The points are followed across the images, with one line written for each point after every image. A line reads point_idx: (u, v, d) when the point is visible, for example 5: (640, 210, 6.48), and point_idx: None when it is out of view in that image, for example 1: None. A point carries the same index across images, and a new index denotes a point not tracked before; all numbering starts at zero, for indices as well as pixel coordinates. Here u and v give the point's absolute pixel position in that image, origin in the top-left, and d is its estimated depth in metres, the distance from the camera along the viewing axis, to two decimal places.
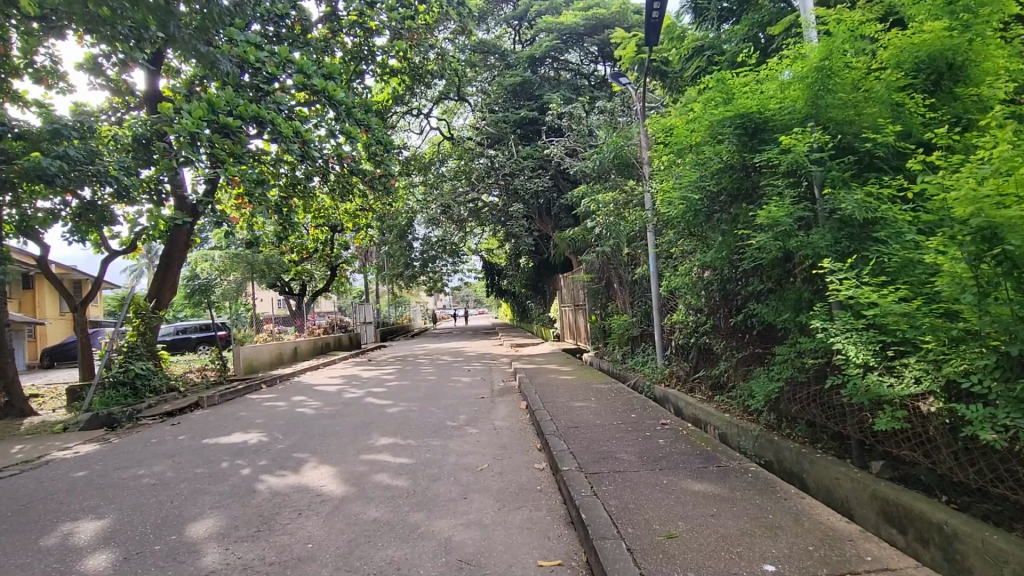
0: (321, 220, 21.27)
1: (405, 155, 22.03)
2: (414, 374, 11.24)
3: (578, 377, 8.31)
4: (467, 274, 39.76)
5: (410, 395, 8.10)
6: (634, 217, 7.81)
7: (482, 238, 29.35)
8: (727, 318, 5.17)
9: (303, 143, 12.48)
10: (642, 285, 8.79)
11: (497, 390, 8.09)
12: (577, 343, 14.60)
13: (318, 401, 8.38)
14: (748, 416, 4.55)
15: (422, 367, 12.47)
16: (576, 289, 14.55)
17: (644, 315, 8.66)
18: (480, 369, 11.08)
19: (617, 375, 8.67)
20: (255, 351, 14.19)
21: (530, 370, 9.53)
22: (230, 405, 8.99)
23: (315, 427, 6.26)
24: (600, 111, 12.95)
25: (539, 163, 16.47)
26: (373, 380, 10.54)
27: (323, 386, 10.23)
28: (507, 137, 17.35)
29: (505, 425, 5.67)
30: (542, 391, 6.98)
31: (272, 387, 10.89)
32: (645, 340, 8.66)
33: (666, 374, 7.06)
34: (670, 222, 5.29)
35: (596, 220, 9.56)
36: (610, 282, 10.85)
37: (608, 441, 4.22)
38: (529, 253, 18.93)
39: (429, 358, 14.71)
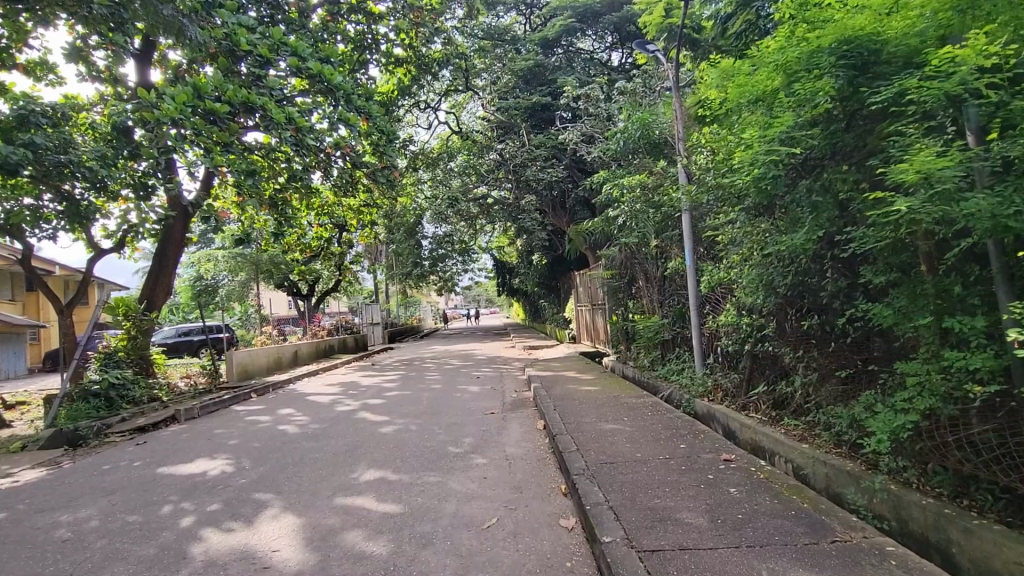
0: (325, 217, 20.40)
1: (412, 148, 21.11)
2: (417, 381, 10.24)
3: (603, 388, 7.22)
4: (477, 273, 38.78)
5: (409, 409, 7.06)
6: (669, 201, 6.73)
7: (493, 235, 28.32)
8: (803, 320, 4.08)
9: (297, 131, 11.45)
10: (674, 281, 7.68)
11: (509, 403, 7.04)
12: (595, 346, 13.49)
13: (305, 416, 7.38)
14: (840, 451, 3.49)
15: (427, 373, 11.41)
16: (594, 288, 13.45)
17: (677, 315, 7.55)
18: (490, 376, 10.02)
19: (647, 385, 7.58)
20: (251, 355, 13.27)
21: (547, 378, 8.48)
22: (210, 419, 8.00)
23: (292, 453, 5.24)
24: (620, 93, 11.84)
25: (553, 153, 15.38)
26: (372, 389, 9.53)
27: (317, 396, 9.24)
28: (519, 126, 16.28)
29: (519, 454, 4.60)
30: (562, 406, 5.92)
31: (262, 397, 9.92)
32: (679, 344, 7.56)
33: (710, 388, 5.96)
34: (727, 197, 4.24)
35: (619, 208, 8.49)
36: (634, 278, 9.76)
37: (657, 490, 3.14)
38: (542, 249, 17.84)
39: (436, 363, 13.67)
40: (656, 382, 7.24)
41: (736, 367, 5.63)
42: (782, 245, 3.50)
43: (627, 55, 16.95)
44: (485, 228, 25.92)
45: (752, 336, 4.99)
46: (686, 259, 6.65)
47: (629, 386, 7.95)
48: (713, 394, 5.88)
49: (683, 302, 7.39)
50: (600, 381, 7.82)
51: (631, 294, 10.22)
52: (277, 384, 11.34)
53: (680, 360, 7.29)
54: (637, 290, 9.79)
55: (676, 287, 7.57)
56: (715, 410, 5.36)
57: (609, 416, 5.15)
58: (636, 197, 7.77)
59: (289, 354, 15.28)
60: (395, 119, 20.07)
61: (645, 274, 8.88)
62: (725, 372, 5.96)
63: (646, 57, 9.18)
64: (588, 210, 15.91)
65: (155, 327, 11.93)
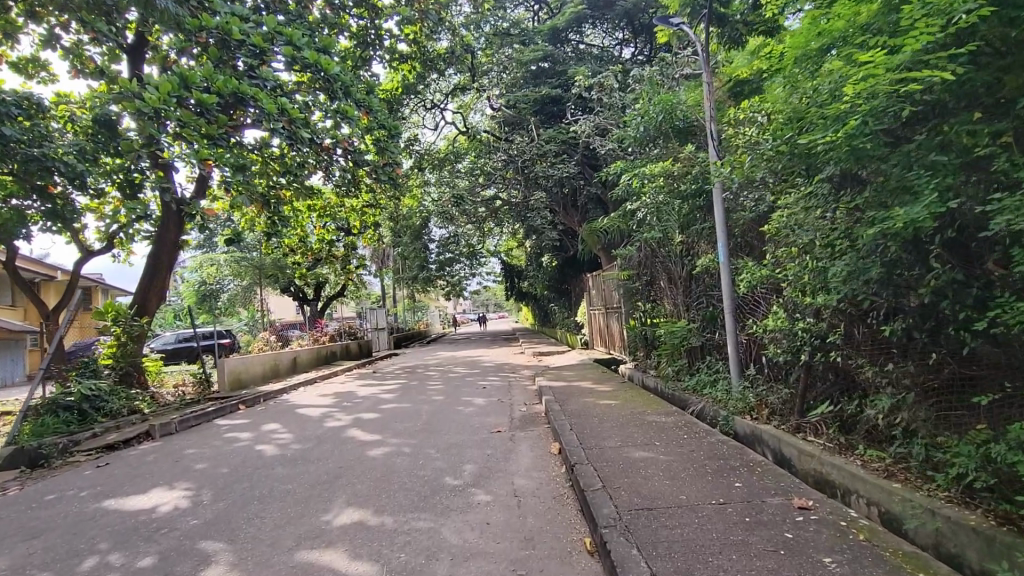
0: (327, 219, 19.73)
1: (417, 147, 20.41)
2: (419, 391, 9.44)
3: (625, 401, 6.37)
4: (485, 276, 37.97)
5: (406, 426, 6.26)
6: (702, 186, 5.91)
7: (501, 238, 27.51)
8: (884, 326, 3.26)
9: (290, 123, 10.71)
10: (704, 281, 6.83)
11: (518, 420, 6.21)
12: (611, 352, 12.60)
13: (290, 432, 6.59)
14: (957, 499, 2.69)
15: (429, 383, 10.60)
16: (609, 290, 12.59)
17: (708, 320, 6.70)
18: (497, 387, 9.19)
19: (674, 398, 6.73)
20: (245, 362, 12.53)
21: (560, 389, 7.64)
22: (187, 435, 7.25)
23: (262, 483, 4.45)
24: (637, 80, 11.04)
25: (564, 149, 14.54)
26: (369, 400, 8.75)
27: (308, 408, 8.46)
28: (527, 121, 15.47)
29: (531, 490, 3.76)
30: (580, 425, 5.10)
31: (250, 409, 9.15)
32: (711, 352, 6.70)
33: (753, 404, 5.12)
34: (793, 166, 3.51)
35: (639, 201, 7.67)
36: (654, 278, 8.93)
37: (717, 557, 2.32)
38: (553, 250, 17.00)
39: (440, 371, 12.86)
40: (685, 395, 6.39)
41: (787, 380, 4.77)
42: (876, 221, 2.74)
43: (640, 47, 16.14)
44: (493, 230, 25.12)
45: (811, 344, 4.16)
46: (720, 255, 5.84)
47: (652, 398, 7.10)
48: (758, 411, 5.03)
49: (715, 304, 6.53)
50: (622, 393, 6.97)
51: (652, 296, 9.36)
52: (270, 394, 10.61)
53: (713, 370, 6.44)
54: (659, 292, 8.93)
55: (706, 288, 6.72)
56: (764, 432, 4.53)
57: (637, 439, 4.32)
58: (660, 187, 6.98)
59: (287, 361, 14.56)
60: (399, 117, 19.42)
61: (669, 274, 8.03)
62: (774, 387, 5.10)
63: (666, 38, 8.40)
64: (601, 208, 15.05)
65: (144, 333, 11.26)
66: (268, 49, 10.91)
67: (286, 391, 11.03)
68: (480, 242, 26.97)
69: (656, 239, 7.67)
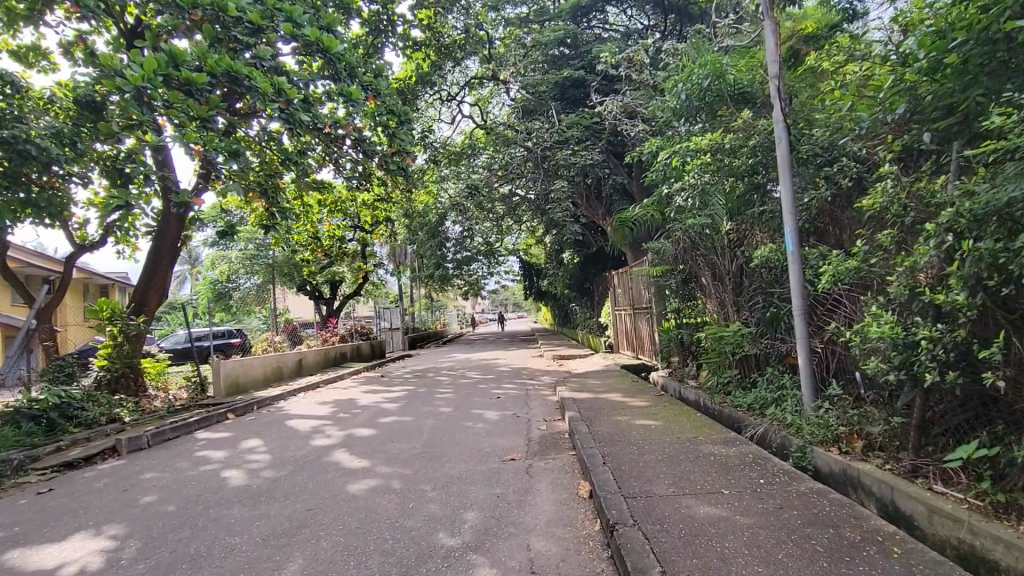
0: (338, 213, 18.91)
1: (432, 139, 19.51)
2: (425, 400, 8.44)
3: (666, 420, 5.27)
4: (503, 276, 36.93)
5: (402, 448, 5.22)
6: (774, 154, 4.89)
7: (519, 235, 26.46)
8: None
9: (287, 104, 9.79)
10: (759, 276, 5.73)
11: (537, 443, 5.14)
12: (639, 357, 11.45)
13: (269, 452, 5.62)
14: None
15: (439, 390, 9.57)
16: (637, 289, 11.44)
17: (767, 323, 5.58)
18: (514, 397, 8.12)
19: (725, 417, 5.61)
20: (245, 365, 11.66)
21: (587, 403, 6.56)
22: (157, 452, 6.33)
23: (206, 532, 3.45)
24: (670, 54, 9.92)
25: (588, 136, 13.39)
26: (368, 411, 7.75)
27: (299, 420, 7.50)
28: (547, 107, 14.37)
29: (553, 564, 2.70)
30: (615, 457, 4.02)
31: (239, 418, 8.22)
32: (770, 362, 5.58)
33: (843, 434, 4.00)
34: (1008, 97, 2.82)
35: (681, 183, 6.56)
36: (693, 274, 7.81)
37: None
38: (574, 246, 15.92)
39: (452, 376, 11.85)
40: (743, 416, 5.27)
41: (892, 405, 3.65)
42: None
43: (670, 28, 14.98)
44: (511, 227, 24.05)
45: (938, 361, 3.04)
46: (788, 245, 4.78)
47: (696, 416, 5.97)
48: (851, 444, 3.91)
49: (776, 304, 5.43)
50: (662, 408, 5.85)
51: (691, 295, 8.21)
52: (266, 401, 9.69)
53: (775, 384, 5.33)
54: (700, 290, 7.78)
55: (764, 285, 5.62)
56: (863, 476, 3.44)
57: (696, 486, 3.24)
58: (707, 164, 5.92)
59: (291, 363, 13.68)
60: (413, 108, 18.51)
61: (712, 269, 6.92)
62: (872, 413, 3.96)
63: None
64: (627, 200, 13.88)
65: (140, 334, 10.49)
66: (266, 26, 9.99)
67: (284, 398, 10.11)
68: (497, 239, 25.92)
69: (698, 227, 6.56)
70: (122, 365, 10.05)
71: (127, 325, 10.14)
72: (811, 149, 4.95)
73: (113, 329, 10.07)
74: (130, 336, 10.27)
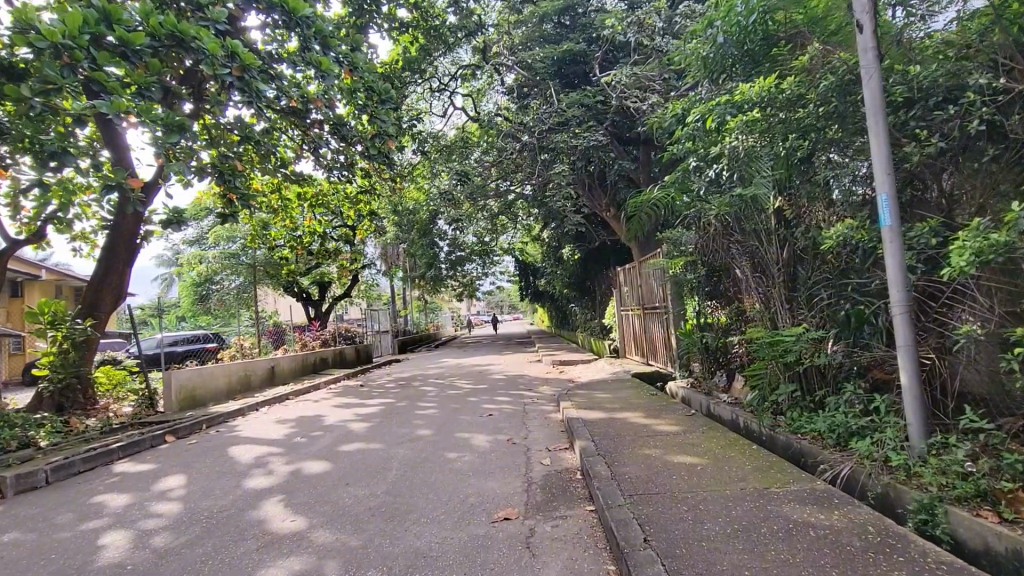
0: (320, 208, 17.50)
1: (419, 127, 18.13)
2: (403, 418, 7.06)
3: (714, 453, 3.93)
4: (498, 276, 35.57)
5: (357, 497, 3.84)
6: (866, 94, 3.64)
7: (515, 232, 25.13)
8: None
9: (243, 71, 8.27)
10: (825, 263, 4.47)
11: (540, 490, 3.80)
12: (652, 364, 10.11)
13: (186, 498, 4.26)
14: None
15: (421, 405, 8.19)
16: (649, 286, 10.13)
17: (838, 325, 4.31)
18: (508, 414, 6.76)
19: (793, 451, 4.29)
20: (204, 375, 10.21)
21: (602, 425, 5.22)
22: (50, 492, 4.93)
23: None
24: (689, 12, 8.57)
25: (591, 116, 12.02)
26: (332, 434, 6.37)
27: (246, 446, 6.12)
28: (547, 86, 12.97)
29: None
30: (665, 526, 2.71)
31: (176, 442, 6.81)
32: (846, 375, 4.27)
33: (1002, 492, 2.72)
34: None
35: (719, 150, 5.22)
36: (725, 265, 6.50)
37: None
38: (574, 240, 14.59)
39: (439, 385, 10.49)
40: (816, 450, 3.99)
41: None
42: None
43: None
44: (505, 224, 22.69)
45: None
46: (881, 219, 3.55)
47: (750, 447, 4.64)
48: (1017, 509, 2.63)
49: (854, 300, 4.15)
50: (702, 434, 4.53)
51: (722, 290, 6.90)
52: (220, 418, 8.30)
53: (857, 407, 4.04)
54: (733, 283, 6.47)
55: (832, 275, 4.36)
56: None
57: None
58: (756, 123, 4.64)
59: (262, 372, 12.26)
60: (400, 92, 17.09)
61: (752, 257, 5.65)
62: None
63: None
64: (634, 188, 12.55)
65: (87, 341, 9.09)
66: None
67: (242, 414, 8.70)
68: (492, 238, 24.54)
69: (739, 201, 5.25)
70: (68, 376, 8.71)
71: (71, 330, 8.74)
72: (905, 91, 3.70)
73: (58, 333, 8.67)
74: (77, 343, 8.90)
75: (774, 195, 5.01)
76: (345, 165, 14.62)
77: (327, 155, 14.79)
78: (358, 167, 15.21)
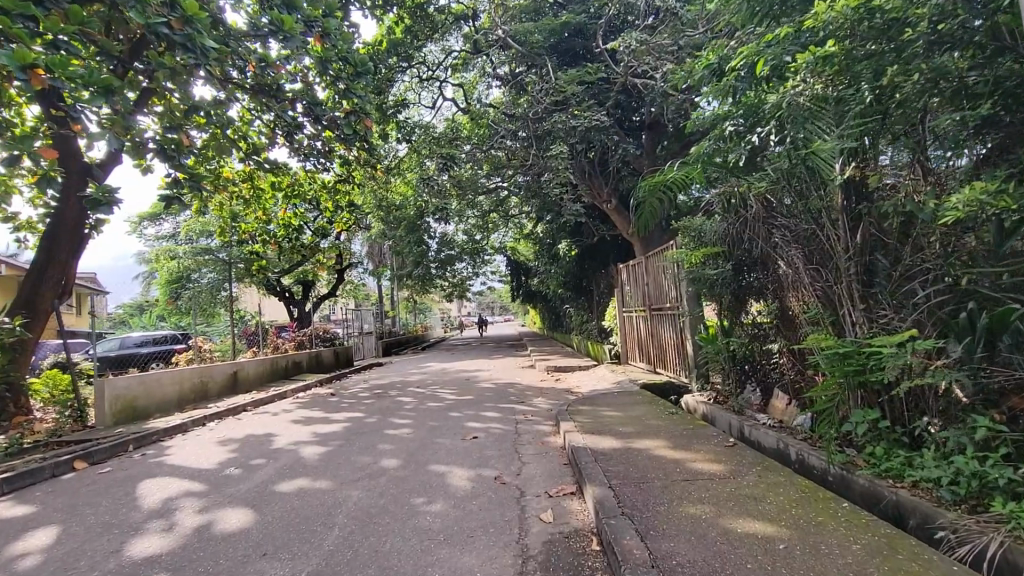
0: (296, 199, 16.16)
1: (403, 115, 16.90)
2: (368, 440, 5.81)
3: (794, 517, 2.72)
4: (489, 276, 34.33)
5: None
6: None
7: (507, 230, 23.94)
8: None
9: (186, 23, 6.94)
10: (936, 249, 3.32)
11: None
12: (660, 372, 8.94)
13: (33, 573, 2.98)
14: None
15: (393, 421, 6.91)
16: (658, 284, 8.97)
17: (957, 332, 3.15)
18: (496, 436, 5.54)
19: (892, 508, 3.14)
20: (149, 383, 8.88)
21: (620, 459, 4.02)
22: None
23: None
24: None
25: (591, 95, 10.83)
26: (275, 462, 5.08)
27: (164, 479, 4.84)
28: (544, 65, 11.76)
29: None
30: None
31: (84, 471, 5.49)
32: (964, 402, 3.12)
33: None
34: None
35: (776, 104, 4.06)
36: (764, 256, 5.38)
37: None
38: (572, 235, 13.41)
39: (420, 395, 9.23)
40: (934, 512, 2.84)
41: None
42: None
43: None
44: (496, 220, 21.51)
45: None
46: None
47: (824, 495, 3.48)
48: None
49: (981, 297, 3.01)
50: (761, 480, 3.32)
51: (757, 286, 5.75)
52: (155, 435, 6.97)
53: (992, 449, 2.89)
54: (772, 278, 5.33)
55: (946, 262, 3.24)
56: None
57: None
58: (832, 60, 3.56)
59: (220, 378, 10.91)
60: (385, 75, 15.80)
61: (806, 243, 4.48)
62: None
63: None
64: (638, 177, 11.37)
65: (17, 342, 7.75)
66: None
67: (182, 430, 7.37)
68: (483, 235, 23.35)
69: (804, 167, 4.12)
70: None
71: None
72: None
73: None
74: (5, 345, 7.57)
75: (841, 165, 3.95)
76: (322, 152, 13.33)
77: (303, 140, 13.49)
78: (337, 154, 13.92)
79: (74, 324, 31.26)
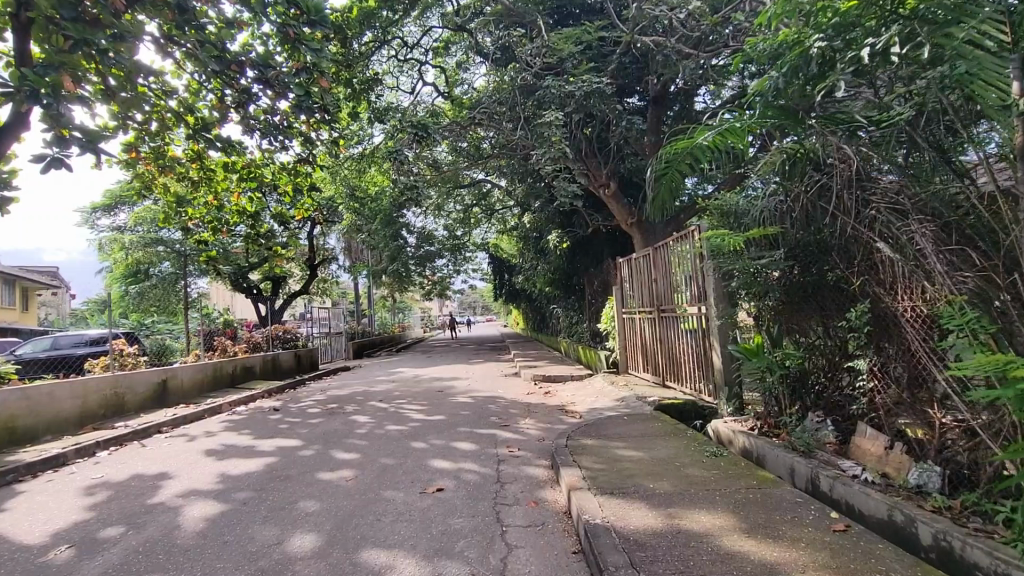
0: (253, 184, 14.35)
1: (377, 95, 15.24)
2: (288, 489, 4.13)
3: None
4: (471, 274, 32.58)
5: None
6: None
7: (491, 225, 22.42)
8: None
9: None
10: None
11: None
12: (674, 387, 7.42)
13: None
14: None
15: (335, 454, 5.22)
16: (669, 280, 7.44)
17: None
18: (470, 490, 3.90)
19: None
20: (37, 398, 7.05)
21: (671, 559, 2.42)
22: None
23: None
24: None
25: (590, 57, 9.27)
26: (132, 536, 3.37)
27: None
28: (535, 25, 10.14)
29: None
30: None
31: None
32: None
33: None
34: None
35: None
36: (841, 235, 3.91)
37: None
38: (563, 226, 11.86)
39: (380, 413, 7.56)
40: None
41: None
42: None
43: None
44: (478, 213, 19.87)
45: None
46: None
47: None
48: None
49: None
50: None
51: (828, 280, 4.20)
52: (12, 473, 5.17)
53: None
54: (858, 268, 3.80)
55: None
56: None
57: None
58: None
59: (142, 392, 9.08)
60: (357, 48, 14.12)
61: (949, 214, 3.11)
62: None
63: None
64: (641, 156, 9.86)
65: None
66: None
67: (56, 463, 5.58)
68: (464, 229, 21.74)
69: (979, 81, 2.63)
70: None
71: None
72: None
73: None
74: None
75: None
76: (280, 127, 11.51)
77: (258, 114, 11.69)
78: (297, 131, 12.12)
79: (17, 320, 28.72)
